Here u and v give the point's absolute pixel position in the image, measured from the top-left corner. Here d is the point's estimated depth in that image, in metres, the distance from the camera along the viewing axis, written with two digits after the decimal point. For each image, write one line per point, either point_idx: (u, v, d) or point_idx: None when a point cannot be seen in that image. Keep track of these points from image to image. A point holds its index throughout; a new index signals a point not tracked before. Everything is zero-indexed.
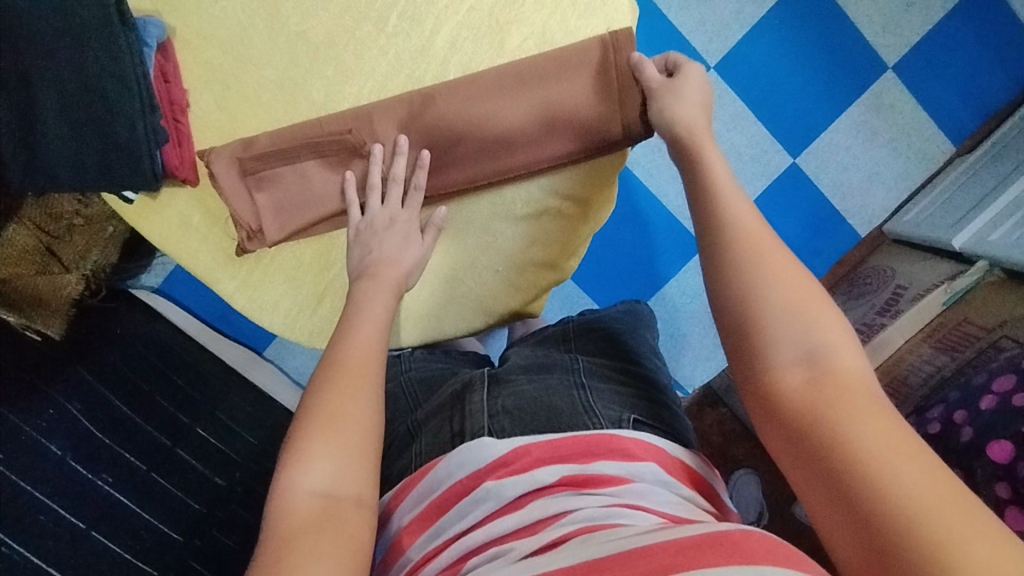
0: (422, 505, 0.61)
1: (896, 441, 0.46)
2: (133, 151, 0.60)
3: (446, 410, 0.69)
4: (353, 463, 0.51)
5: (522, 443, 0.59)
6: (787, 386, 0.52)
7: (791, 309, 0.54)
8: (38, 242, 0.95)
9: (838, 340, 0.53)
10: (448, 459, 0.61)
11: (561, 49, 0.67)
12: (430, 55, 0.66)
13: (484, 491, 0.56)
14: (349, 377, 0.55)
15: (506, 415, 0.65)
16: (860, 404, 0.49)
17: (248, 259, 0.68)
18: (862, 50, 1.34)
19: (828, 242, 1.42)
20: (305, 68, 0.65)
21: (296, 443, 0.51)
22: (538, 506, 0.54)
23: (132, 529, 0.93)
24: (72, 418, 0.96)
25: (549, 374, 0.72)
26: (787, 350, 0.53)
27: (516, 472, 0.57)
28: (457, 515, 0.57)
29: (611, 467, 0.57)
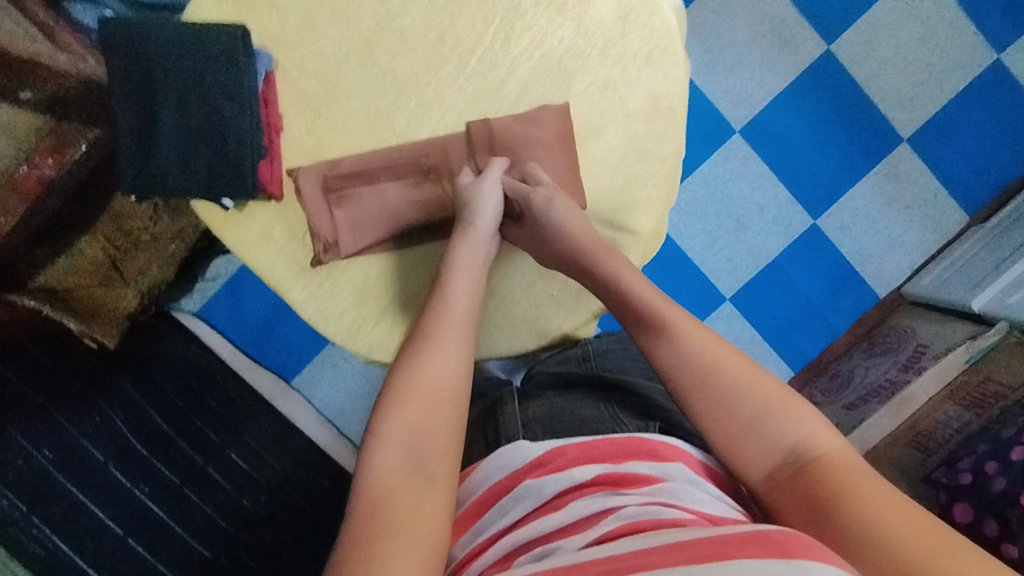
0: (462, 510, 0.65)
1: (890, 505, 0.52)
2: (237, 164, 0.64)
3: (482, 422, 0.78)
4: (436, 437, 0.57)
5: (556, 445, 0.64)
6: (780, 478, 0.58)
7: (751, 410, 0.60)
8: (105, 254, 0.97)
9: (809, 425, 0.59)
10: (486, 464, 0.66)
11: (622, 96, 0.71)
12: (502, 96, 0.70)
13: (523, 489, 0.61)
14: (426, 361, 0.62)
15: (537, 424, 0.72)
16: (856, 478, 0.55)
17: (320, 271, 0.72)
18: (878, 124, 1.43)
19: (847, 301, 1.46)
20: (390, 101, 0.70)
21: (385, 415, 0.58)
22: (575, 505, 0.57)
23: (163, 537, 1.01)
24: (114, 427, 1.04)
25: (575, 390, 0.78)
26: (775, 458, 0.59)
27: (552, 471, 0.62)
28: (498, 512, 0.61)
29: (643, 466, 0.61)
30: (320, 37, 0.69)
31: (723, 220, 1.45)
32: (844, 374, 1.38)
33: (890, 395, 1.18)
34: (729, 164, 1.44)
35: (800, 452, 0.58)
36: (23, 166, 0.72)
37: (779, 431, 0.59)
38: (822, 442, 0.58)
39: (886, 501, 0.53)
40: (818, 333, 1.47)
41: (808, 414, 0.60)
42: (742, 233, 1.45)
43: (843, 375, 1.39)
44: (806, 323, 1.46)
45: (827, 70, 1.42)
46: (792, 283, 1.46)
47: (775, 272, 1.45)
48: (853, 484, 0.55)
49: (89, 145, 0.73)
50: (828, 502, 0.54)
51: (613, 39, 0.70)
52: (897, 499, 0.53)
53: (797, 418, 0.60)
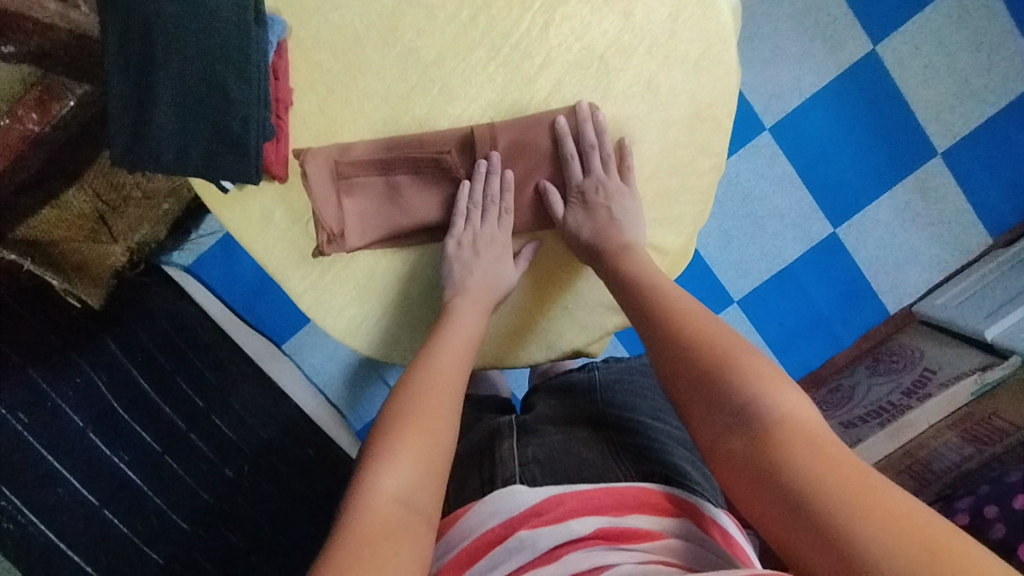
0: (448, 555, 0.60)
1: (842, 476, 0.46)
2: (241, 146, 0.58)
3: (476, 456, 0.70)
4: (439, 470, 0.55)
5: (555, 493, 0.60)
6: (729, 450, 0.52)
7: (706, 368, 0.56)
8: (94, 209, 0.92)
9: (769, 381, 0.53)
10: (480, 507, 0.61)
11: (667, 100, 0.64)
12: (534, 89, 0.64)
13: (518, 541, 0.57)
14: (436, 386, 0.59)
15: (536, 464, 0.65)
16: (806, 444, 0.48)
17: (322, 262, 0.68)
18: (914, 134, 1.37)
19: (856, 314, 1.43)
20: (411, 85, 0.64)
21: (378, 447, 0.54)
22: (572, 560, 0.55)
23: (142, 512, 0.96)
24: (96, 388, 0.97)
25: (579, 429, 0.71)
26: (726, 421, 0.53)
27: (550, 522, 0.57)
28: (489, 564, 0.57)
29: (645, 520, 0.58)
30: (340, 6, 0.62)
31: (741, 220, 1.40)
32: (846, 389, 1.35)
33: (892, 418, 1.15)
34: (754, 163, 1.38)
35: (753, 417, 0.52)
36: (6, 118, 0.64)
37: (727, 388, 0.54)
38: (782, 404, 0.51)
39: (840, 471, 0.46)
40: (822, 343, 1.44)
41: (772, 373, 0.54)
42: (759, 235, 1.40)
43: (844, 389, 1.37)
44: (811, 332, 1.43)
45: (870, 72, 1.34)
46: (803, 293, 1.42)
47: (787, 279, 1.42)
48: (806, 451, 0.48)
49: (76, 102, 0.66)
50: (776, 472, 0.48)
51: (661, 36, 0.63)
52: (854, 469, 0.46)
53: (755, 376, 0.54)
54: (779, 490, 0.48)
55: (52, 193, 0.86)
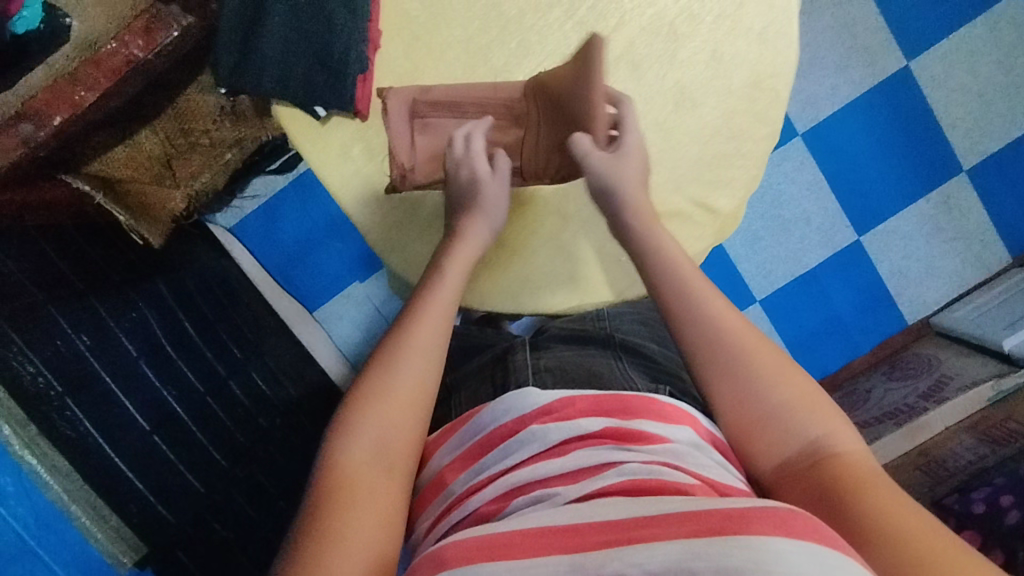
0: (462, 448, 0.67)
1: (906, 513, 0.49)
2: (339, 71, 0.62)
3: (489, 369, 0.78)
4: (405, 426, 0.57)
5: (565, 396, 0.66)
6: (791, 472, 0.56)
7: (776, 399, 0.59)
8: (161, 151, 0.97)
9: (833, 425, 0.57)
10: (495, 406, 0.67)
11: (729, 67, 0.69)
12: (606, 49, 0.69)
13: (529, 433, 0.62)
14: (410, 346, 0.60)
15: (548, 372, 0.72)
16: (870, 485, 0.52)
17: (393, 199, 0.72)
18: (941, 150, 1.41)
19: (875, 321, 1.46)
20: (491, 37, 0.69)
21: (350, 415, 0.57)
22: (579, 454, 0.59)
23: (187, 445, 0.97)
24: (148, 325, 0.99)
25: (587, 346, 0.78)
26: (794, 449, 0.57)
27: (560, 419, 0.63)
28: (502, 453, 0.62)
29: (652, 426, 0.63)
30: None
31: (769, 222, 1.44)
32: (862, 393, 1.37)
33: (907, 420, 1.16)
34: (785, 166, 1.42)
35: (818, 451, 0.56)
36: (113, 41, 0.68)
37: (799, 423, 0.57)
38: (843, 444, 0.56)
39: (898, 509, 0.50)
40: (840, 348, 1.47)
41: (833, 414, 0.58)
42: (786, 238, 1.44)
43: (860, 394, 1.37)
44: (830, 337, 1.46)
45: (902, 87, 1.39)
46: (824, 296, 1.45)
47: (810, 281, 1.45)
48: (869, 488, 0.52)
49: (180, 32, 0.69)
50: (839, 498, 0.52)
51: (727, 9, 0.68)
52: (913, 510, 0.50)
53: (815, 415, 0.58)
54: (841, 510, 0.51)
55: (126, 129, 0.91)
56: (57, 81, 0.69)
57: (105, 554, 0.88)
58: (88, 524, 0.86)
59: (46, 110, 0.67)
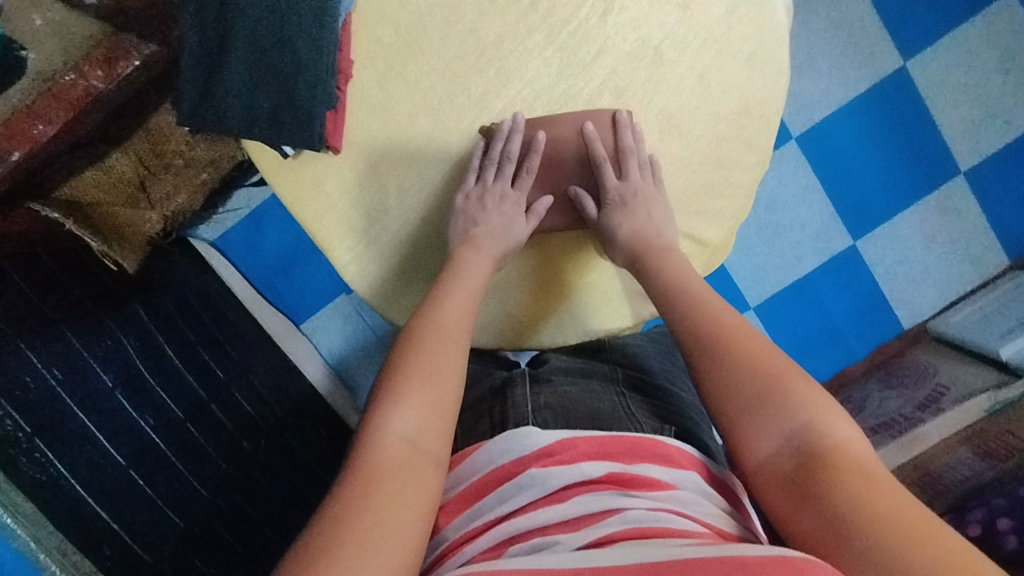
0: (459, 489, 0.64)
1: (893, 511, 0.47)
2: (306, 111, 0.60)
3: (486, 403, 0.72)
4: (447, 416, 0.56)
5: (567, 437, 0.62)
6: (776, 471, 0.54)
7: (746, 392, 0.57)
8: (134, 173, 0.94)
9: (816, 406, 0.55)
10: (491, 445, 0.64)
11: (717, 94, 0.67)
12: (589, 75, 0.66)
13: (528, 477, 0.59)
14: (444, 336, 0.60)
15: (549, 410, 0.68)
16: (857, 480, 0.50)
17: (371, 233, 0.69)
18: (938, 150, 1.39)
19: (870, 327, 1.44)
20: (469, 64, 0.65)
21: (387, 396, 0.55)
22: (581, 500, 0.56)
23: (166, 475, 0.92)
24: (125, 351, 0.95)
25: (591, 379, 0.74)
26: (774, 443, 0.55)
27: (560, 462, 0.60)
28: (498, 498, 0.60)
29: (657, 470, 0.60)
30: None
31: (763, 228, 1.41)
32: (858, 401, 1.35)
33: (904, 431, 1.14)
34: (780, 171, 1.39)
35: (800, 442, 0.54)
36: (72, 74, 0.66)
37: (774, 411, 0.56)
38: (831, 434, 0.53)
39: (887, 501, 0.48)
40: (835, 355, 1.45)
41: (825, 403, 0.55)
42: (781, 243, 1.41)
43: (855, 402, 1.36)
44: (825, 343, 1.44)
45: (899, 88, 1.36)
46: (820, 303, 1.43)
47: (807, 287, 1.43)
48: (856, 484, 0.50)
49: (141, 63, 0.68)
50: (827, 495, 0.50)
51: (715, 32, 0.66)
52: (899, 499, 0.48)
53: (795, 399, 0.56)
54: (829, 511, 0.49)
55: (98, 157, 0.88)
56: (13, 115, 0.65)
57: None
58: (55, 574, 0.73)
59: (5, 148, 0.64)
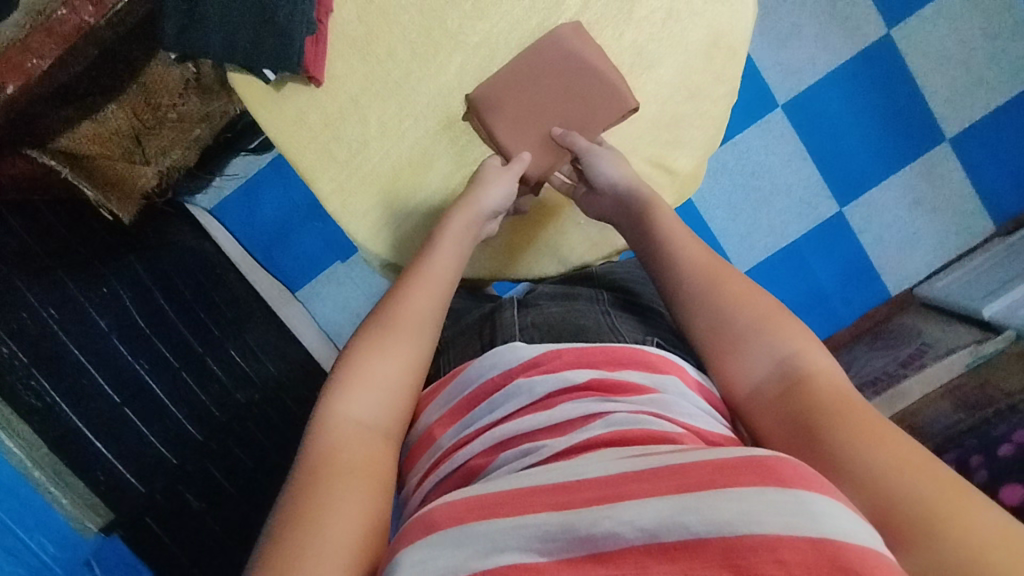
0: (450, 404, 0.65)
1: (884, 440, 0.50)
2: (286, 33, 0.64)
3: (474, 329, 0.75)
4: (403, 394, 0.60)
5: (552, 348, 0.64)
6: (764, 395, 0.58)
7: (742, 322, 0.61)
8: (129, 127, 0.95)
9: (802, 342, 0.59)
10: (479, 361, 0.65)
11: (684, 27, 0.69)
12: (562, 10, 0.70)
13: (515, 387, 0.61)
14: (399, 321, 0.63)
15: (535, 328, 0.70)
16: (846, 414, 0.52)
17: (353, 164, 0.71)
18: (923, 117, 1.40)
19: (857, 293, 1.46)
20: (445, 1, 0.70)
21: (337, 381, 0.59)
22: (564, 405, 0.58)
23: (162, 416, 0.97)
24: (120, 302, 0.99)
25: (575, 300, 0.75)
26: (765, 369, 0.58)
27: (544, 370, 0.62)
28: (488, 408, 0.61)
29: (637, 375, 0.61)
30: None
31: (750, 194, 1.43)
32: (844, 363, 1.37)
33: (886, 388, 1.17)
34: (767, 138, 1.41)
35: (785, 367, 0.58)
36: (62, 8, 0.68)
37: (768, 338, 0.60)
38: (812, 363, 0.57)
39: (874, 436, 0.50)
40: (822, 321, 1.47)
41: (799, 333, 0.59)
42: (769, 209, 1.43)
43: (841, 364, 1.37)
44: (812, 309, 1.46)
45: (884, 55, 1.38)
46: (806, 268, 1.45)
47: (794, 254, 1.44)
48: (851, 421, 0.52)
49: None
50: (817, 425, 0.53)
51: None
52: (883, 423, 0.52)
53: (783, 332, 0.60)
54: (822, 443, 0.51)
55: (93, 109, 0.88)
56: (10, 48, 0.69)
57: (71, 519, 0.84)
58: (52, 491, 0.83)
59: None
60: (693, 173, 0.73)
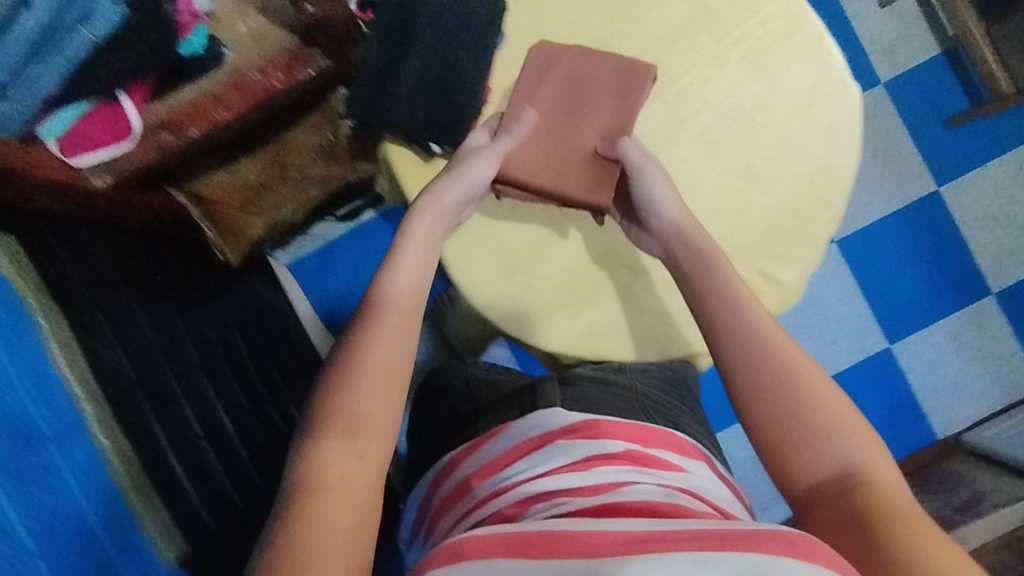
0: (489, 457, 0.68)
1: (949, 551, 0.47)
2: (461, 116, 0.78)
3: (513, 398, 0.78)
4: (389, 419, 0.57)
5: (592, 418, 0.68)
6: (821, 495, 0.55)
7: (821, 423, 0.57)
8: (256, 179, 1.03)
9: (872, 452, 0.56)
10: (526, 420, 0.70)
11: (796, 157, 0.77)
12: (687, 127, 0.77)
13: (556, 446, 0.65)
14: (385, 334, 0.61)
15: (572, 401, 0.73)
16: (902, 523, 0.50)
17: (477, 233, 0.81)
18: (970, 271, 1.48)
19: (902, 431, 1.47)
20: (584, 107, 0.77)
21: (322, 408, 0.57)
22: (603, 469, 0.60)
23: (233, 458, 0.91)
24: (212, 341, 0.96)
25: (613, 385, 0.78)
26: (828, 471, 0.56)
27: (585, 437, 0.65)
28: (527, 462, 0.64)
29: (670, 455, 0.66)
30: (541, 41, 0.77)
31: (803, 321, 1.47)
32: None
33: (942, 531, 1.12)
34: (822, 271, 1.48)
35: (851, 471, 0.55)
36: (256, 72, 0.76)
37: (845, 445, 0.56)
38: (882, 475, 0.54)
39: (935, 544, 0.48)
40: None
41: (846, 414, 0.58)
42: (819, 338, 1.47)
43: None
44: None
45: (934, 210, 1.48)
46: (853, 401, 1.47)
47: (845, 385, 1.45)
48: (908, 529, 0.49)
49: (316, 72, 0.76)
50: (877, 528, 0.50)
51: (799, 106, 0.77)
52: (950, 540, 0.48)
53: (859, 442, 0.56)
54: (871, 538, 0.49)
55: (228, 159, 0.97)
56: (201, 99, 0.76)
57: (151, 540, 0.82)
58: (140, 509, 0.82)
59: (185, 123, 0.75)
60: (795, 286, 0.78)
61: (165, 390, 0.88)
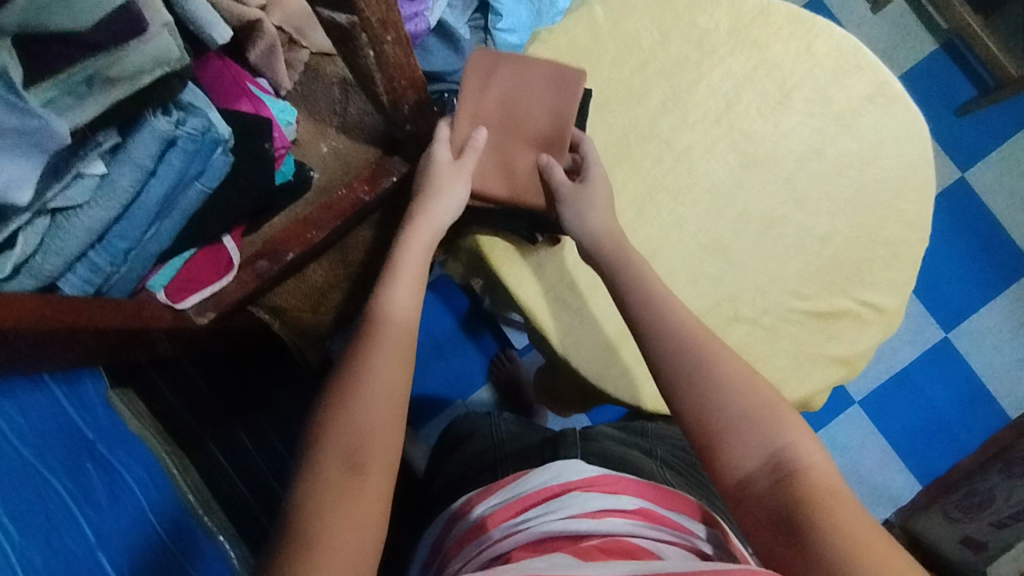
0: (509, 499, 0.59)
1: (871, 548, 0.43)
2: None
3: (536, 449, 0.76)
4: (392, 441, 0.50)
5: (612, 473, 0.59)
6: (753, 491, 0.49)
7: (741, 409, 0.52)
8: (327, 283, 0.99)
9: (797, 438, 0.50)
10: (543, 469, 0.61)
11: (876, 187, 0.80)
12: (768, 174, 0.79)
13: (567, 499, 0.55)
14: (391, 344, 0.55)
15: (595, 456, 0.71)
16: (833, 512, 0.45)
17: (581, 307, 0.79)
18: (1010, 248, 1.51)
19: (977, 417, 1.47)
20: (666, 169, 0.79)
21: (316, 428, 0.50)
22: (610, 521, 0.52)
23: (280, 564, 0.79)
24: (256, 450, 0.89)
25: (630, 447, 0.77)
26: (756, 462, 0.50)
27: (603, 490, 0.56)
28: (542, 511, 0.55)
29: (685, 516, 0.55)
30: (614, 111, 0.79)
31: None
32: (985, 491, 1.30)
33: None
34: None
35: (781, 462, 0.49)
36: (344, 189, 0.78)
37: (769, 429, 0.51)
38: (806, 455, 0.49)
39: (865, 534, 0.44)
40: (946, 449, 1.46)
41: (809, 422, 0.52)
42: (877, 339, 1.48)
43: (983, 492, 1.31)
44: (934, 437, 1.47)
45: (963, 196, 1.52)
46: (921, 395, 1.47)
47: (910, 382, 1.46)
48: (847, 525, 0.44)
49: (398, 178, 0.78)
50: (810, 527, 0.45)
51: (870, 137, 0.80)
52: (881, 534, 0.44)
53: (790, 424, 0.51)
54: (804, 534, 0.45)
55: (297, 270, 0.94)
56: (291, 224, 0.78)
57: None
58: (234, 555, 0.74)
59: (280, 248, 0.76)
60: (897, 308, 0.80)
61: (218, 470, 0.82)
